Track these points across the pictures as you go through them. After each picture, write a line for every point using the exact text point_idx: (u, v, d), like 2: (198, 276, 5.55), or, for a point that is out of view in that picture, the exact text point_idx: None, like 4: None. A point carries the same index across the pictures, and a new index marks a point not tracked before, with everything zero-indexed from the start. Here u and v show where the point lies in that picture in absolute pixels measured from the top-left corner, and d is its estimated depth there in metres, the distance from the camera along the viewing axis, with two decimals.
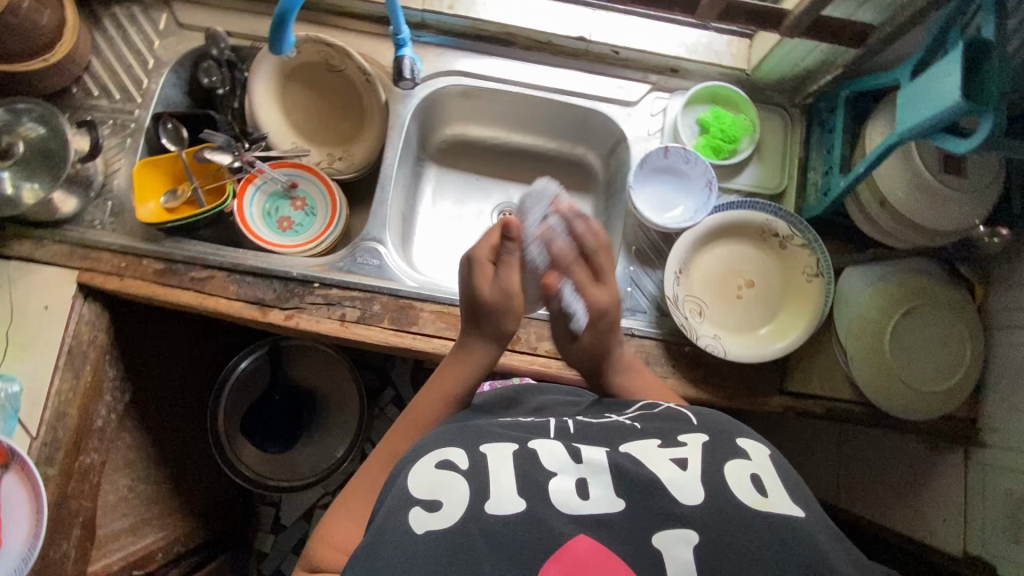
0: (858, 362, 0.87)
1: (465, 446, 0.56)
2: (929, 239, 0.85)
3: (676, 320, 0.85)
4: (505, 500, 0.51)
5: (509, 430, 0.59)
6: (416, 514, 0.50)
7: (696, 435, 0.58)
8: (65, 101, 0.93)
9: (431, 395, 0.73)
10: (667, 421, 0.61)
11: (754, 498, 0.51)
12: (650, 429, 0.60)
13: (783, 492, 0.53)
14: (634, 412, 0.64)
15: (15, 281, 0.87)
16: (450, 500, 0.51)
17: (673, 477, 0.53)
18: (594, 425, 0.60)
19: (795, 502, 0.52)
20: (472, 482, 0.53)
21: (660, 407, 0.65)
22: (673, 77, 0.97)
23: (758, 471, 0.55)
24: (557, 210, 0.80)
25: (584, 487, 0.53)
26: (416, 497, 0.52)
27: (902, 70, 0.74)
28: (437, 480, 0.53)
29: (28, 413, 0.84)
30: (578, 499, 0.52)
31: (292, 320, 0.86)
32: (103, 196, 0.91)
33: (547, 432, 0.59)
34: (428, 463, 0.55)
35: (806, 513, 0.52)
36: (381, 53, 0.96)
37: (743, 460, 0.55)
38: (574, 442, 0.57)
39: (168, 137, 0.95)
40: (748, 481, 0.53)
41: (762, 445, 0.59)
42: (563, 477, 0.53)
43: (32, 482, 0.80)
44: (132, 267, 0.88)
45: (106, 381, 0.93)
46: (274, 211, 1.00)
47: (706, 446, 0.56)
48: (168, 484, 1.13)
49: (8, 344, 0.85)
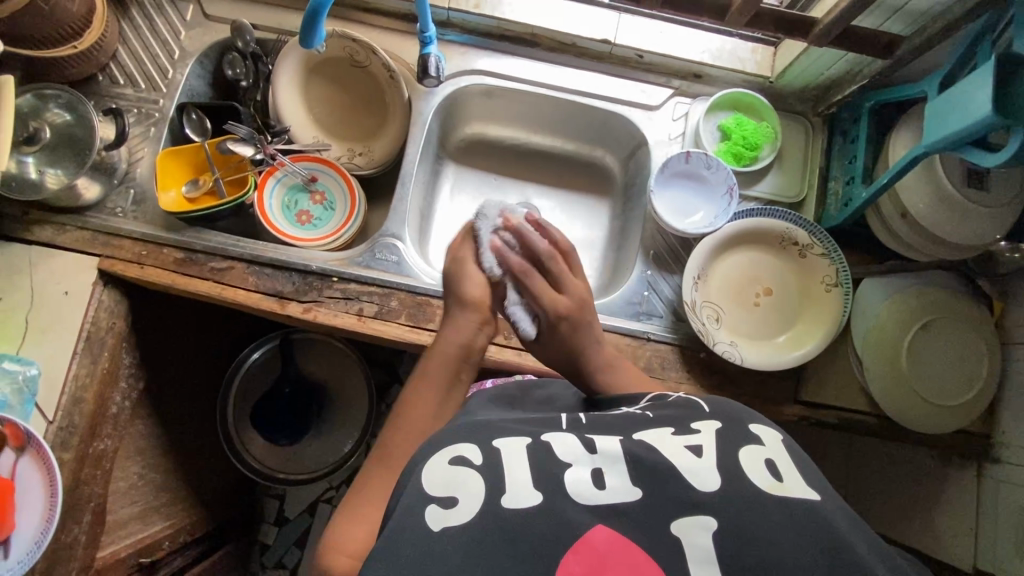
0: (874, 373, 0.87)
1: (478, 442, 0.56)
2: (949, 252, 0.85)
3: (693, 325, 0.85)
4: (521, 494, 0.51)
5: (521, 425, 0.59)
6: (433, 511, 0.50)
7: (710, 421, 0.57)
8: (90, 88, 0.93)
9: (426, 389, 0.72)
10: (678, 409, 0.60)
11: (769, 483, 0.50)
12: (663, 418, 0.59)
13: (798, 476, 0.52)
14: (646, 403, 0.63)
15: (36, 266, 0.87)
16: (465, 497, 0.51)
17: (688, 465, 0.52)
18: (605, 416, 0.60)
19: (810, 485, 0.51)
20: (487, 478, 0.52)
21: (672, 397, 0.63)
22: (696, 82, 0.97)
23: (772, 456, 0.54)
24: (506, 225, 0.85)
25: (600, 477, 0.52)
26: (432, 495, 0.52)
27: (928, 84, 0.74)
28: (451, 476, 0.53)
29: (45, 398, 0.84)
30: (594, 489, 0.51)
31: (309, 313, 0.87)
32: (125, 184, 0.92)
33: (559, 425, 0.59)
34: (442, 459, 0.55)
35: (822, 497, 0.50)
36: (405, 50, 0.97)
37: (757, 446, 0.54)
38: (587, 434, 0.57)
39: (192, 127, 0.95)
40: (762, 466, 0.52)
41: (775, 431, 0.58)
42: (578, 468, 0.53)
43: (47, 466, 0.80)
44: (152, 255, 0.89)
45: (121, 368, 0.94)
46: (294, 204, 1.00)
47: (720, 434, 0.55)
48: (177, 472, 1.14)
49: (28, 328, 0.86)
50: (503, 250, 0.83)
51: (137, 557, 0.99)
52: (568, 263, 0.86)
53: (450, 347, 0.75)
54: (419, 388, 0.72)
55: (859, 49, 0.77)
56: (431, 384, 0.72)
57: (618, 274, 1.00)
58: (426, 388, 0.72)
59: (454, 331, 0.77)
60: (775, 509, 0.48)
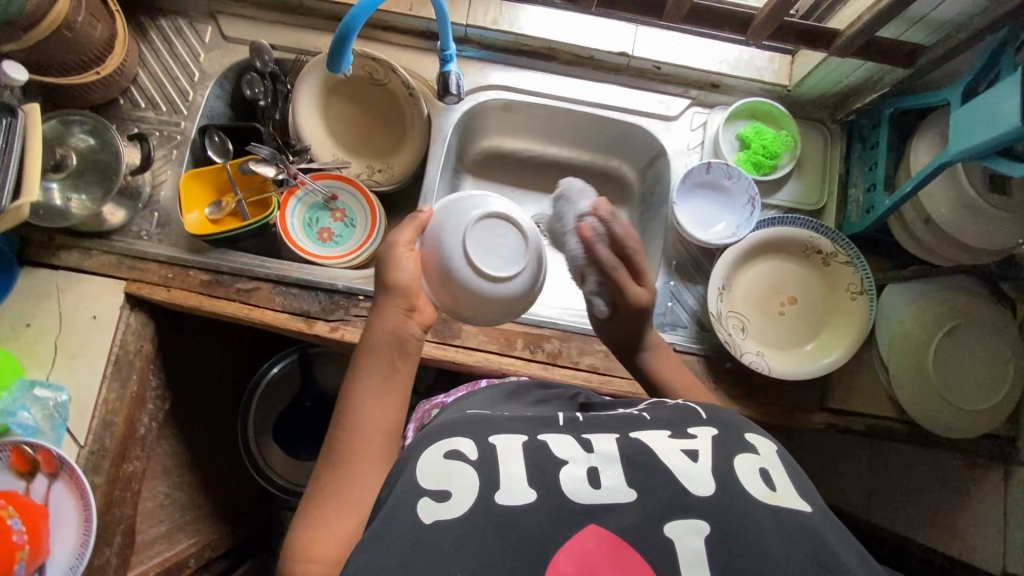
0: (900, 379, 0.87)
1: (473, 437, 0.54)
2: (974, 257, 0.85)
3: (720, 336, 0.85)
4: (516, 489, 0.49)
5: (519, 422, 0.57)
6: (425, 503, 0.48)
7: (707, 428, 0.56)
8: (111, 113, 0.94)
9: (372, 378, 0.62)
10: (676, 414, 0.59)
11: (764, 493, 0.50)
12: (660, 420, 0.57)
13: (791, 488, 0.51)
14: (643, 405, 0.62)
15: (64, 291, 0.88)
16: (459, 490, 0.49)
17: (683, 470, 0.50)
18: (603, 418, 0.59)
19: (802, 497, 0.51)
20: (483, 472, 0.50)
21: (670, 403, 0.62)
22: (714, 92, 0.98)
23: (766, 465, 0.53)
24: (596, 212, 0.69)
25: (595, 476, 0.50)
26: (425, 488, 0.49)
27: (952, 91, 0.74)
28: (446, 470, 0.50)
29: (76, 423, 0.85)
30: (590, 488, 0.49)
31: (336, 332, 0.87)
32: (149, 207, 0.92)
33: (556, 424, 0.57)
34: (435, 453, 0.52)
35: (813, 509, 0.50)
36: (424, 68, 0.97)
37: (752, 455, 0.53)
38: (583, 433, 0.55)
39: (214, 149, 0.95)
40: (757, 476, 0.51)
41: (770, 440, 0.57)
42: (573, 466, 0.51)
43: (80, 490, 0.80)
44: (178, 278, 0.89)
45: (148, 389, 0.95)
46: (315, 221, 1.01)
47: (715, 441, 0.54)
48: (201, 490, 1.14)
49: (57, 353, 0.86)
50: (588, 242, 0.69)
51: None
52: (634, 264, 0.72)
53: (385, 330, 0.63)
54: (354, 381, 0.62)
55: (881, 58, 0.77)
56: (369, 374, 0.62)
57: None
58: (362, 377, 0.62)
59: (383, 317, 0.64)
60: (786, 521, 0.48)
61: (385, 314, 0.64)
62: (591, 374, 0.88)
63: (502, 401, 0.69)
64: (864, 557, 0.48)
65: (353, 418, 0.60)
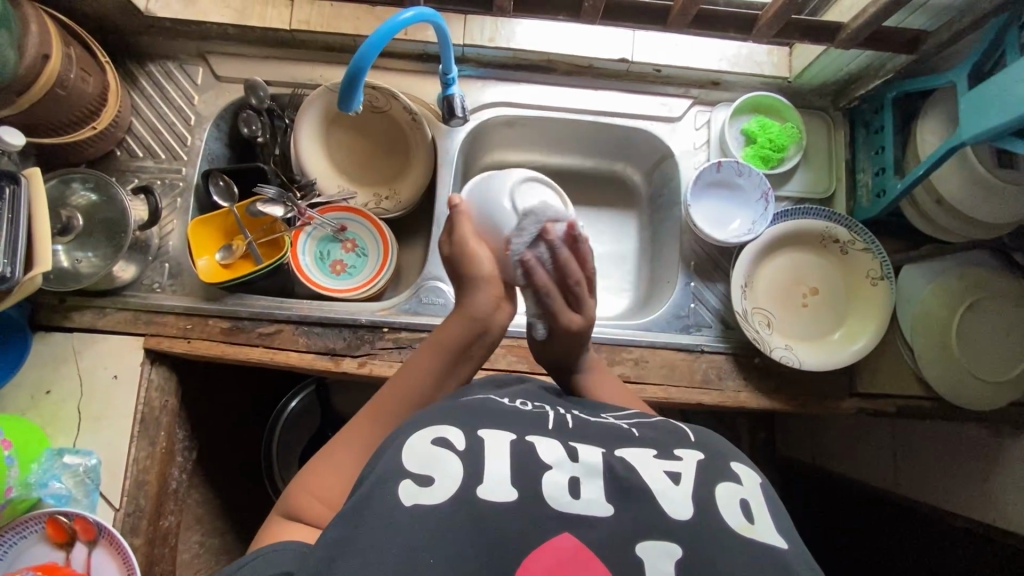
0: (925, 360, 0.89)
1: (463, 427, 0.52)
2: (985, 232, 0.86)
3: (748, 334, 0.86)
4: (498, 487, 0.47)
5: (513, 419, 0.54)
6: (406, 487, 0.46)
7: (692, 452, 0.53)
8: (108, 165, 0.91)
9: (429, 353, 0.67)
10: (662, 433, 0.56)
11: (739, 523, 0.47)
12: (648, 438, 0.54)
13: (769, 521, 0.48)
14: (630, 420, 0.59)
15: (81, 352, 0.86)
16: (443, 479, 0.47)
17: (664, 490, 0.48)
18: (592, 425, 0.56)
19: (779, 532, 0.47)
20: (467, 464, 0.48)
21: (656, 419, 0.60)
22: (714, 90, 0.98)
23: (748, 497, 0.49)
24: (546, 239, 0.76)
25: (576, 485, 0.48)
26: (409, 469, 0.47)
27: (957, 74, 0.75)
28: (430, 455, 0.49)
29: (109, 486, 0.83)
30: (568, 496, 0.47)
31: (364, 367, 0.86)
32: (159, 258, 0.90)
33: (546, 427, 0.54)
34: (423, 439, 0.50)
35: (789, 544, 0.47)
36: (425, 91, 0.96)
37: (733, 484, 0.50)
38: (571, 441, 0.52)
39: (218, 194, 0.93)
40: (735, 505, 0.48)
41: (754, 471, 0.54)
42: (556, 472, 0.48)
43: (122, 553, 0.78)
44: (197, 327, 0.87)
45: (176, 443, 0.93)
46: (326, 255, 0.99)
47: (701, 466, 0.51)
48: (236, 534, 1.13)
49: (80, 417, 0.84)
50: (536, 265, 0.75)
51: None
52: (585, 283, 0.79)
53: (468, 317, 0.68)
54: (420, 354, 0.67)
55: (886, 47, 0.79)
56: (436, 350, 0.67)
57: (656, 292, 1.00)
58: (427, 354, 0.67)
59: (470, 307, 0.69)
60: (760, 554, 0.45)
61: (477, 299, 0.69)
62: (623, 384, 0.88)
63: (490, 389, 0.65)
64: None
65: (406, 388, 0.64)
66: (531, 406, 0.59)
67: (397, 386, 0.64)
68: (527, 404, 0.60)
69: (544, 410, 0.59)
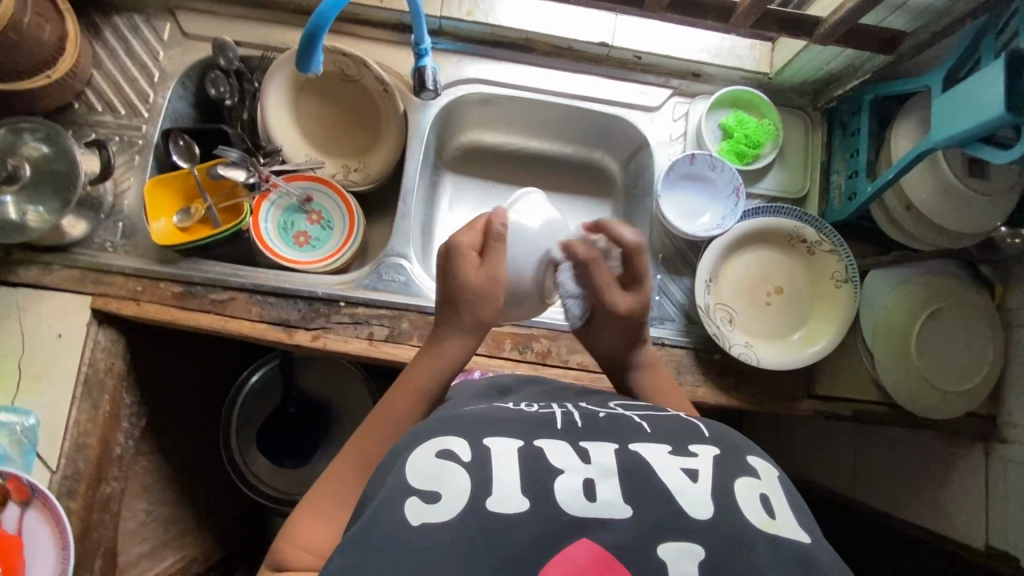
0: (884, 364, 0.89)
1: (467, 436, 0.50)
2: (953, 241, 0.85)
3: (708, 329, 0.85)
4: (509, 498, 0.45)
5: (516, 422, 0.53)
6: (413, 505, 0.44)
7: (707, 447, 0.52)
8: (66, 118, 0.88)
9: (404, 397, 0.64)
10: (677, 427, 0.55)
11: (762, 520, 0.46)
12: (661, 434, 0.53)
13: (789, 514, 0.48)
14: (639, 411, 0.58)
15: (25, 309, 0.83)
16: (450, 491, 0.45)
17: (681, 489, 0.47)
18: (602, 421, 0.55)
19: (800, 526, 0.47)
20: (475, 475, 0.46)
21: (668, 412, 0.58)
22: (695, 81, 0.96)
23: (767, 491, 0.49)
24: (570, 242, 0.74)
25: (592, 488, 0.46)
26: (414, 487, 0.45)
27: (931, 79, 0.75)
28: (436, 472, 0.46)
29: (47, 447, 0.81)
30: (584, 500, 0.45)
31: (318, 341, 0.85)
32: (113, 217, 0.87)
33: (554, 427, 0.53)
34: (428, 452, 0.48)
35: (811, 539, 0.46)
36: (399, 63, 0.94)
37: (752, 479, 0.49)
38: (580, 441, 0.51)
39: (179, 154, 0.91)
40: (756, 501, 0.47)
41: (771, 464, 0.53)
42: (569, 476, 0.47)
43: (55, 516, 0.76)
44: (148, 290, 0.85)
45: (123, 407, 0.90)
46: (290, 225, 0.97)
47: (716, 460, 0.50)
48: (186, 503, 1.10)
49: (22, 375, 0.82)
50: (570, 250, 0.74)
51: None
52: (630, 268, 0.75)
53: (442, 363, 0.67)
54: (392, 401, 0.64)
55: (865, 46, 0.77)
56: (413, 396, 0.65)
57: None
58: (400, 401, 0.64)
59: (454, 344, 0.67)
60: (783, 550, 0.44)
61: (453, 343, 0.68)
62: (581, 372, 0.87)
63: (491, 396, 0.63)
64: None
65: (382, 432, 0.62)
66: (538, 407, 0.58)
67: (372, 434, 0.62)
68: (534, 407, 0.58)
69: (550, 410, 0.57)
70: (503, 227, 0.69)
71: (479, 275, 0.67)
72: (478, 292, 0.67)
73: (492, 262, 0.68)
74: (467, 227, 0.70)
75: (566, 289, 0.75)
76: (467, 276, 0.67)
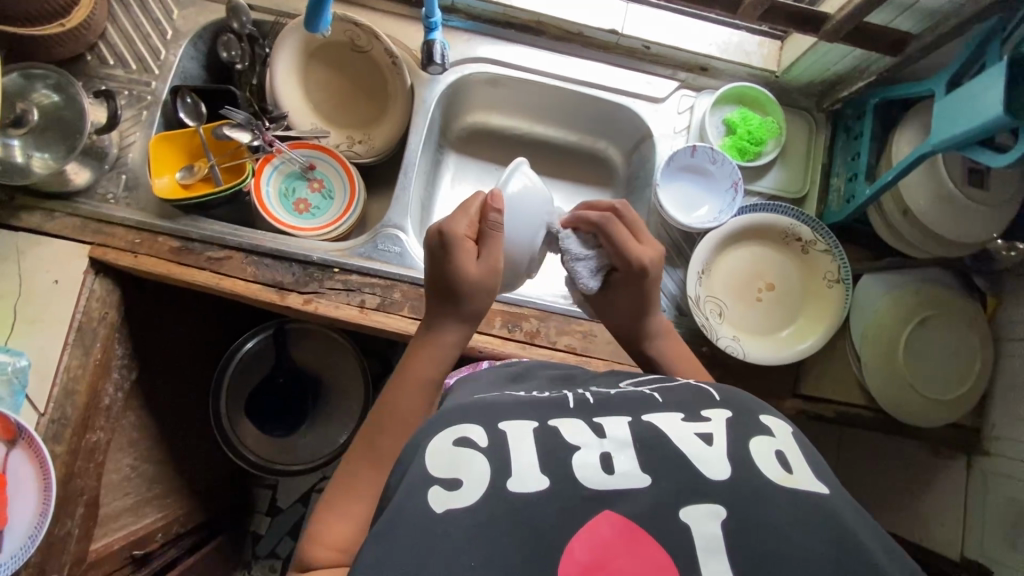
0: (870, 368, 0.88)
1: (483, 423, 0.49)
2: (946, 249, 0.86)
3: (697, 320, 0.86)
4: (529, 477, 0.46)
5: (525, 404, 0.53)
6: (435, 492, 0.45)
7: (719, 411, 0.53)
8: (77, 69, 0.89)
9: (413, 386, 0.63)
10: (687, 395, 0.55)
11: (779, 475, 0.46)
12: (672, 403, 0.53)
13: (806, 468, 0.48)
14: (651, 384, 0.59)
15: (24, 253, 0.84)
16: (471, 478, 0.46)
17: (698, 454, 0.47)
18: (614, 397, 0.54)
19: (818, 479, 0.47)
20: (493, 458, 0.47)
21: (678, 381, 0.59)
22: (702, 75, 0.97)
23: (782, 448, 0.49)
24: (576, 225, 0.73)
25: (609, 461, 0.47)
26: (434, 475, 0.46)
27: (936, 81, 0.75)
28: (454, 457, 0.47)
29: (37, 390, 0.81)
30: (603, 474, 0.46)
31: (310, 305, 0.85)
32: (117, 169, 0.89)
33: (567, 406, 0.53)
34: (444, 441, 0.48)
35: (830, 490, 0.47)
36: (409, 37, 0.95)
37: (767, 437, 0.50)
38: (595, 417, 0.52)
39: (186, 112, 0.92)
40: (773, 457, 0.48)
41: (784, 422, 0.54)
42: (586, 452, 0.48)
43: (40, 457, 0.77)
44: (146, 244, 0.86)
45: (114, 358, 0.91)
46: (291, 192, 0.98)
47: (730, 423, 0.51)
48: (171, 462, 1.11)
49: (17, 318, 0.82)
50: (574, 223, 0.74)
51: (129, 550, 0.96)
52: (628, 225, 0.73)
53: (443, 350, 0.64)
54: (396, 393, 0.62)
55: (873, 47, 0.78)
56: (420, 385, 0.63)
57: None
58: (407, 389, 0.62)
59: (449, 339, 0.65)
60: (803, 506, 0.44)
61: (452, 333, 0.65)
62: (568, 354, 0.87)
63: (505, 383, 0.63)
64: (890, 541, 0.45)
65: (394, 423, 0.60)
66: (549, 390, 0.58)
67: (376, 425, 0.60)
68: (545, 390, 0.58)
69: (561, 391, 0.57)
70: (499, 214, 0.65)
71: (478, 267, 0.63)
72: (477, 285, 0.63)
73: (489, 253, 0.64)
74: (462, 211, 0.65)
75: (572, 253, 0.72)
76: (469, 270, 0.63)
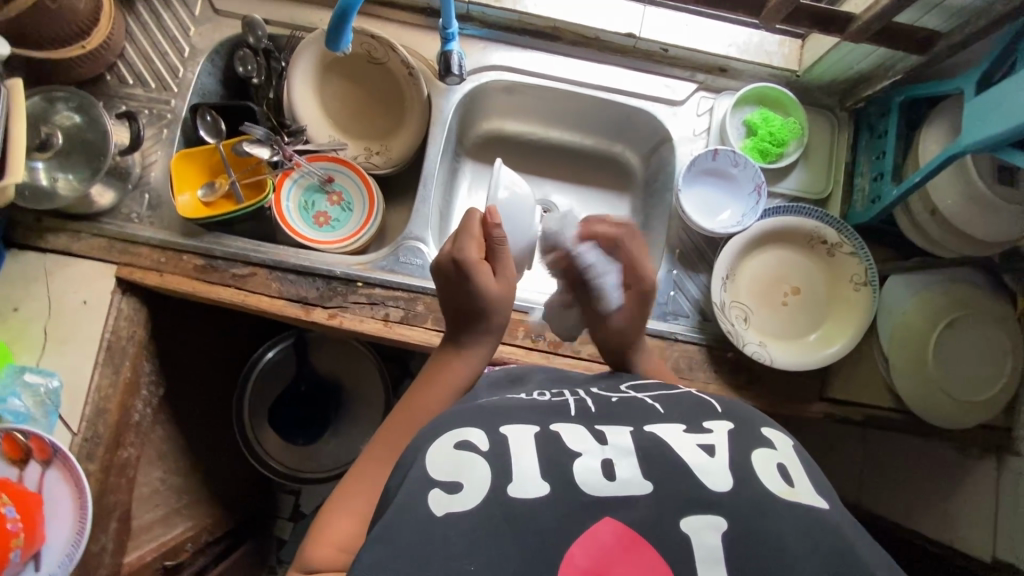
0: (899, 372, 0.88)
1: (485, 427, 0.50)
2: (975, 247, 0.84)
3: (723, 327, 0.85)
4: (530, 484, 0.45)
5: (527, 410, 0.53)
6: (436, 496, 0.44)
7: (721, 422, 0.53)
8: (98, 88, 0.90)
9: (440, 389, 0.64)
10: (688, 406, 0.56)
11: (780, 488, 0.46)
12: (674, 414, 0.54)
13: (807, 483, 0.48)
14: (653, 392, 0.59)
15: (54, 274, 0.85)
16: (471, 482, 0.45)
17: (697, 462, 0.47)
18: (618, 403, 0.56)
19: (818, 493, 0.47)
20: (494, 463, 0.46)
21: (677, 391, 0.60)
22: (721, 76, 0.96)
23: (785, 462, 0.49)
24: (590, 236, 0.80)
25: (611, 468, 0.47)
26: (436, 478, 0.45)
27: (965, 80, 0.73)
28: (456, 462, 0.47)
29: (69, 410, 0.82)
30: (603, 479, 0.46)
31: (335, 319, 0.86)
32: (140, 188, 0.89)
33: (568, 414, 0.53)
34: (445, 442, 0.48)
35: (830, 505, 0.46)
36: (424, 46, 0.95)
37: (767, 449, 0.50)
38: (597, 425, 0.52)
39: (206, 129, 0.93)
40: (774, 471, 0.48)
41: (784, 434, 0.54)
42: (588, 458, 0.47)
43: (77, 478, 0.78)
44: (172, 263, 0.87)
45: (142, 376, 0.92)
46: (310, 205, 0.98)
47: (732, 435, 0.51)
48: (198, 474, 1.12)
49: (47, 338, 0.83)
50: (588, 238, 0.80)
51: (162, 560, 0.96)
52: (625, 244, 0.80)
53: (471, 363, 0.66)
54: (419, 401, 0.63)
55: (897, 46, 0.77)
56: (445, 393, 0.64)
57: None
58: (432, 401, 0.63)
59: (468, 357, 0.67)
60: (811, 521, 0.44)
61: (477, 350, 0.67)
62: (591, 362, 0.87)
63: (506, 386, 0.64)
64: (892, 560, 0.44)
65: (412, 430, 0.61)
66: (551, 395, 0.59)
67: (386, 437, 0.61)
68: (545, 395, 0.58)
69: (562, 397, 0.58)
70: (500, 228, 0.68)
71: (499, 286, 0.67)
72: (503, 301, 0.67)
73: (503, 267, 0.68)
74: (467, 237, 0.67)
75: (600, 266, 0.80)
76: (494, 289, 0.66)
